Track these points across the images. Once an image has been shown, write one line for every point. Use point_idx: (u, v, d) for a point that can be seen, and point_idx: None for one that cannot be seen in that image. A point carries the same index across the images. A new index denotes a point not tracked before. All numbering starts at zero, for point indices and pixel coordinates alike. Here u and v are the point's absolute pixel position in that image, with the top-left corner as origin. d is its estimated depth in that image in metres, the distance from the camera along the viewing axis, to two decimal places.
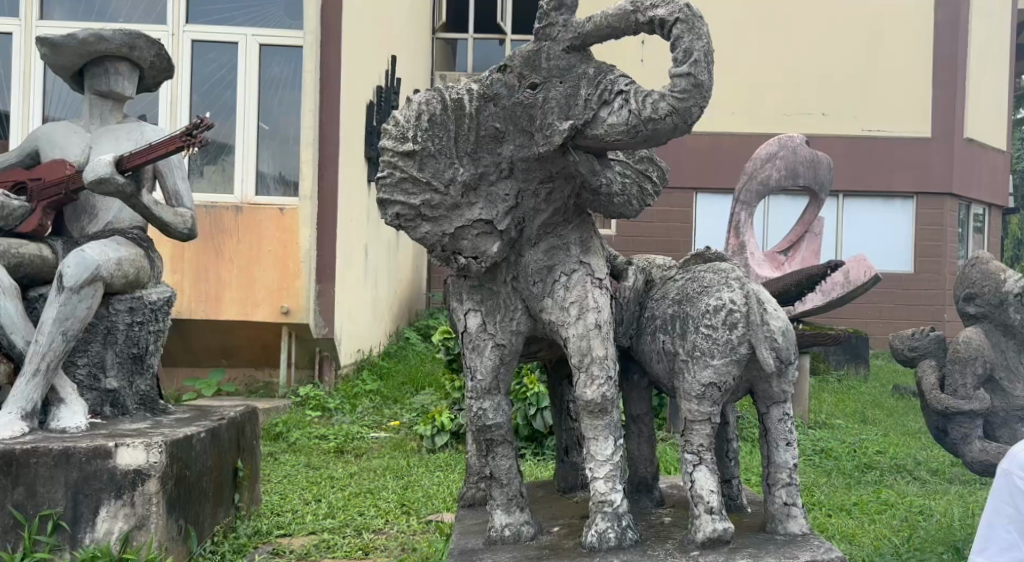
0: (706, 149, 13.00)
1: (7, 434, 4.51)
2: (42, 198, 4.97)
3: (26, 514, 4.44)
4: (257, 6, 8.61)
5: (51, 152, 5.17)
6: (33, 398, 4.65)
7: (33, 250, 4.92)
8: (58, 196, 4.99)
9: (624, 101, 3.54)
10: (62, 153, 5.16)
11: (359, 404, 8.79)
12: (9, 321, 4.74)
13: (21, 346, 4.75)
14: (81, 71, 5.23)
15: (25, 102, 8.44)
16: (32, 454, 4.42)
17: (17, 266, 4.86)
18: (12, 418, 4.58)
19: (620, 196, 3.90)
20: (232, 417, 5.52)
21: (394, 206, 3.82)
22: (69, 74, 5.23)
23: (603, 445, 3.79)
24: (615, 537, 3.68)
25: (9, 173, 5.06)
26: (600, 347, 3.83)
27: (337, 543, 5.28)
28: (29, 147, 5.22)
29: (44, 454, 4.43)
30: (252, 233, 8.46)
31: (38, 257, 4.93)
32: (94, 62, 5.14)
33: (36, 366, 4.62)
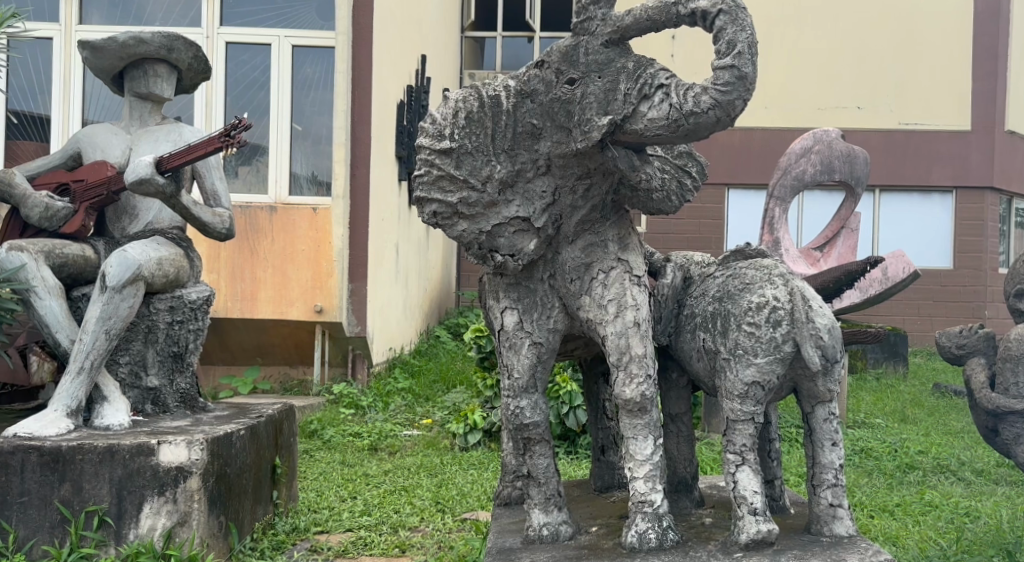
0: (738, 144, 12.88)
1: (53, 432, 4.55)
2: (85, 198, 5.01)
3: (71, 510, 4.47)
4: (290, 7, 8.64)
5: (92, 154, 5.20)
6: (79, 395, 4.69)
7: (75, 251, 4.94)
8: (100, 197, 5.02)
9: (664, 95, 3.49)
10: (102, 154, 5.18)
11: (391, 402, 8.80)
12: (54, 320, 4.78)
13: (66, 345, 4.78)
14: (120, 73, 5.27)
15: (65, 105, 8.53)
16: (77, 451, 4.45)
17: (61, 266, 4.89)
18: (58, 416, 4.62)
19: (659, 192, 3.90)
20: (271, 415, 5.53)
21: (432, 204, 3.82)
22: (107, 77, 5.26)
23: (642, 444, 3.76)
24: (656, 538, 3.63)
25: (52, 175, 5.10)
26: (639, 344, 3.79)
27: (373, 541, 5.27)
28: (70, 149, 5.25)
29: (90, 451, 4.46)
30: (288, 232, 8.49)
31: (81, 258, 4.96)
32: (133, 65, 5.17)
33: (80, 364, 4.65)
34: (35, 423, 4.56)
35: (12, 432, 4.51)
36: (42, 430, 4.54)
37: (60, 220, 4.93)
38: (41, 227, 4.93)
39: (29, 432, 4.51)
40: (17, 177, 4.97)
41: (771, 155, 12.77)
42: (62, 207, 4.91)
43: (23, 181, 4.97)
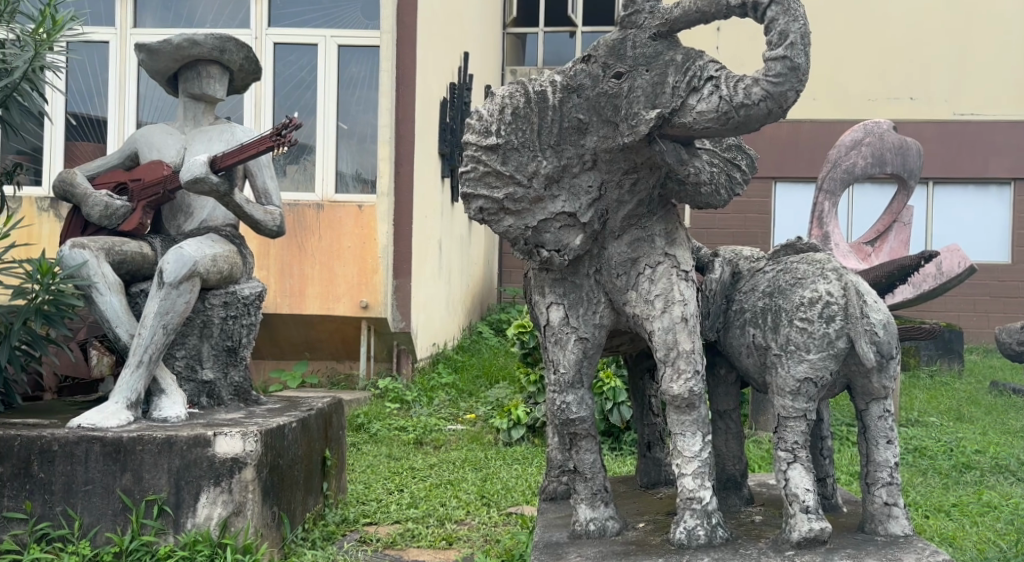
0: (786, 139, 12.75)
1: (114, 423, 4.61)
2: (142, 198, 5.06)
3: (132, 498, 4.51)
4: (335, 7, 8.67)
5: (148, 154, 5.25)
6: (137, 388, 4.74)
7: (133, 248, 5.00)
8: (157, 195, 5.06)
9: (714, 87, 3.46)
10: (158, 154, 5.23)
11: (435, 396, 8.81)
12: (113, 315, 4.84)
13: (125, 339, 4.83)
14: (174, 74, 5.32)
15: (120, 106, 8.65)
16: (137, 442, 4.49)
17: (120, 263, 4.95)
18: (118, 408, 4.68)
19: (707, 185, 3.77)
20: (321, 408, 5.56)
21: (478, 200, 3.80)
22: (162, 78, 5.31)
23: (691, 441, 3.72)
24: (705, 534, 3.59)
25: (110, 175, 5.17)
26: (687, 340, 3.75)
27: (422, 533, 5.27)
28: (128, 149, 5.31)
29: (149, 441, 4.50)
30: (334, 229, 8.53)
31: (139, 256, 5.02)
32: (186, 66, 5.22)
33: (139, 358, 4.71)
34: (97, 415, 4.63)
35: (75, 424, 4.58)
36: (103, 422, 4.60)
37: (119, 218, 4.99)
38: (101, 225, 5.00)
39: (91, 424, 4.58)
40: (77, 178, 5.05)
41: (819, 148, 12.61)
42: (121, 206, 4.98)
43: (83, 181, 5.05)
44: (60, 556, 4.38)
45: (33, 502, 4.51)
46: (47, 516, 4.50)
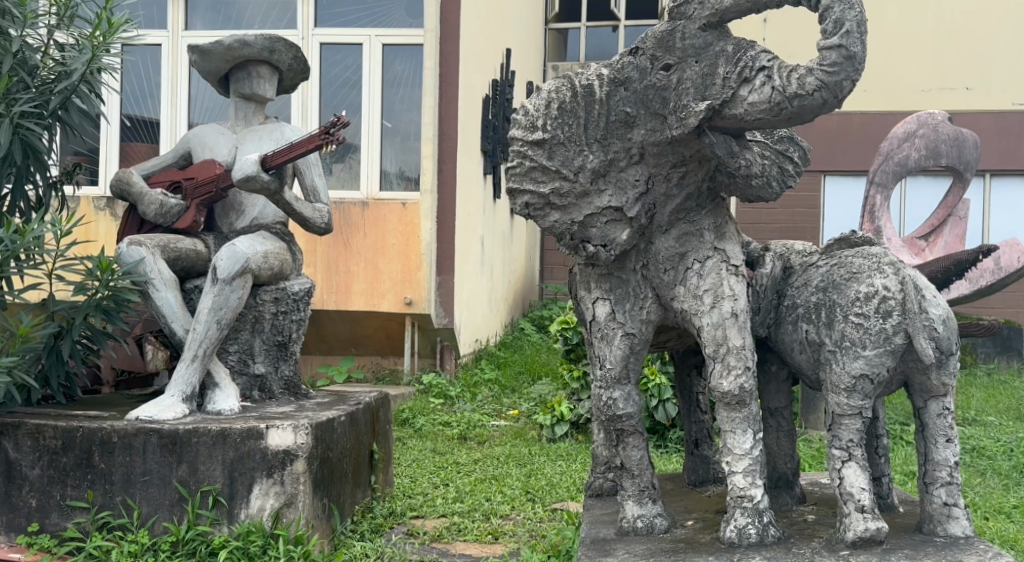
0: (836, 131, 11.90)
1: (170, 416, 4.65)
2: (194, 196, 5.09)
3: (188, 489, 4.53)
4: (380, 7, 8.67)
5: (201, 153, 5.28)
6: (193, 381, 4.79)
7: (188, 246, 5.05)
8: (209, 194, 5.10)
9: (766, 78, 3.41)
10: (210, 153, 5.25)
11: (478, 392, 8.79)
12: (169, 311, 4.89)
13: (180, 334, 4.88)
14: (225, 75, 5.34)
15: (173, 107, 8.76)
16: (193, 434, 4.53)
17: (175, 259, 5.00)
18: (174, 401, 4.71)
19: (758, 178, 3.71)
20: (368, 402, 5.56)
21: (524, 195, 3.78)
22: (213, 79, 5.34)
23: (742, 438, 3.66)
24: (757, 533, 3.54)
25: (165, 174, 5.19)
26: (737, 336, 3.69)
27: (467, 527, 5.25)
28: (181, 149, 5.33)
29: (204, 433, 4.53)
30: (380, 225, 8.55)
31: (193, 253, 5.06)
32: (237, 67, 5.24)
33: (194, 352, 4.76)
34: (154, 408, 4.67)
35: (134, 416, 4.64)
36: (160, 414, 4.64)
37: (174, 216, 5.03)
38: (157, 223, 5.04)
39: (148, 416, 4.62)
40: (133, 176, 5.07)
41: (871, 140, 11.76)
42: (175, 205, 5.01)
43: (140, 181, 5.07)
44: (119, 545, 4.43)
45: (94, 492, 4.56)
46: (107, 505, 4.55)
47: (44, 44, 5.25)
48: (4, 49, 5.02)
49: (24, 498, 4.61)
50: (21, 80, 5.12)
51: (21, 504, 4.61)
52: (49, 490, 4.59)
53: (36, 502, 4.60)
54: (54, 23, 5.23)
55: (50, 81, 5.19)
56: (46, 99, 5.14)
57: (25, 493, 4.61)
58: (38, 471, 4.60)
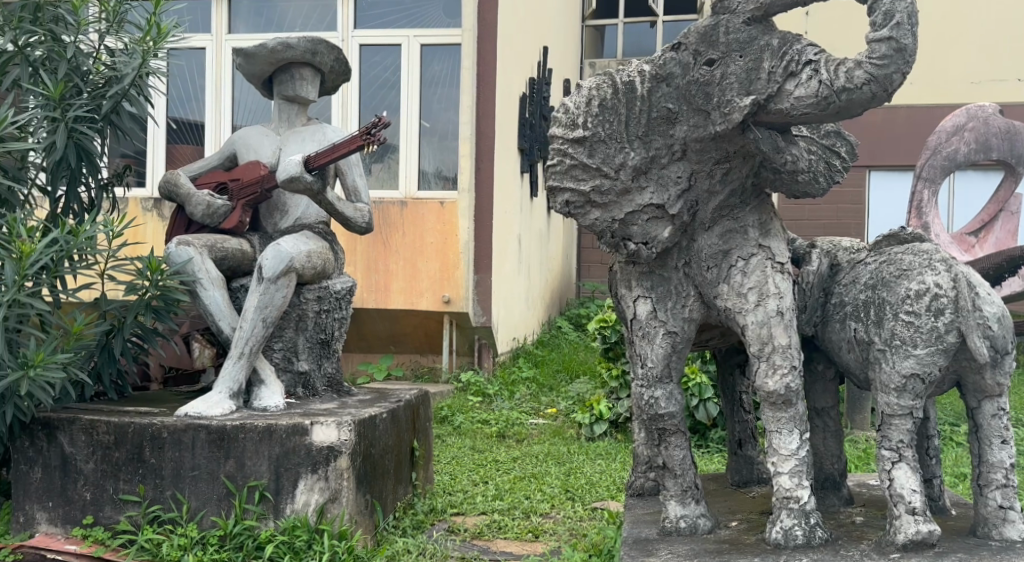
0: (880, 127, 11.13)
1: (218, 412, 4.67)
2: (240, 197, 5.10)
3: (235, 484, 4.55)
4: (419, 7, 8.67)
5: (245, 155, 5.30)
6: (239, 378, 4.81)
7: (234, 246, 5.08)
8: (254, 195, 5.10)
9: (813, 72, 3.37)
10: (255, 154, 5.28)
11: (516, 390, 8.77)
12: (216, 309, 4.91)
13: (227, 332, 4.90)
14: (269, 77, 5.36)
15: (216, 110, 8.84)
16: (240, 430, 4.54)
17: (222, 259, 5.03)
18: (221, 397, 4.74)
19: (805, 174, 3.66)
20: (409, 399, 5.54)
21: (565, 192, 3.73)
22: (256, 81, 5.37)
23: (788, 438, 3.60)
24: (803, 535, 3.48)
25: (211, 175, 5.23)
26: (783, 335, 3.64)
27: (508, 524, 5.24)
28: (226, 150, 5.36)
29: (251, 429, 4.54)
30: (420, 223, 8.55)
31: (239, 253, 5.09)
32: (280, 69, 5.26)
33: (240, 350, 4.78)
34: (202, 404, 4.70)
35: (183, 412, 4.66)
36: (208, 410, 4.67)
37: (220, 217, 5.06)
38: (204, 223, 5.08)
39: (197, 412, 4.64)
40: (181, 178, 5.11)
41: (918, 136, 11.00)
42: (221, 205, 5.05)
43: (187, 182, 5.11)
44: (169, 538, 4.48)
45: (146, 486, 4.59)
46: (158, 499, 4.58)
47: (95, 50, 5.33)
48: (58, 55, 5.16)
49: (79, 491, 4.66)
50: (74, 85, 5.21)
51: (76, 497, 4.66)
52: (103, 484, 4.63)
53: (90, 496, 4.64)
54: (104, 29, 5.32)
55: (101, 85, 5.27)
56: (98, 103, 5.22)
57: (79, 487, 4.66)
58: (92, 465, 4.64)
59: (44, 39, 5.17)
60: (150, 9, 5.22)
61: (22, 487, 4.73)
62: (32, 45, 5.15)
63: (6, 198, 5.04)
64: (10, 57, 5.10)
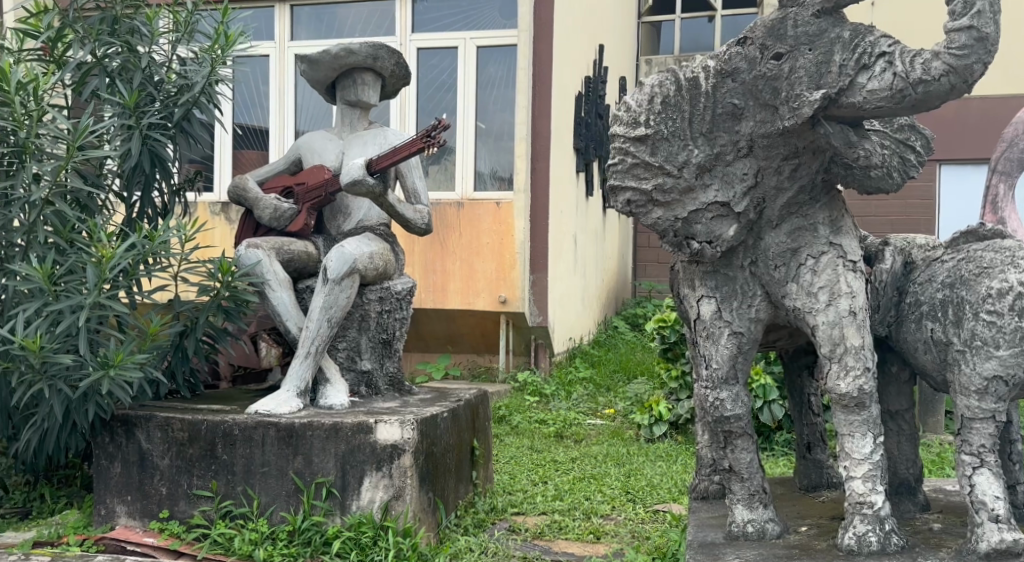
0: (953, 115, 9.77)
1: (287, 410, 4.68)
2: (306, 200, 5.12)
3: (303, 481, 4.56)
4: (474, 9, 8.64)
5: (310, 159, 5.31)
6: (306, 377, 4.82)
7: (300, 248, 5.09)
8: (320, 198, 5.11)
9: (887, 64, 3.27)
10: (319, 159, 5.29)
11: (574, 391, 8.69)
12: (283, 310, 4.93)
13: (294, 332, 4.91)
14: (332, 83, 5.37)
15: (279, 115, 8.92)
16: (308, 427, 4.55)
17: (289, 261, 5.05)
18: (290, 396, 4.75)
19: (878, 169, 3.56)
20: (469, 398, 5.51)
21: (627, 192, 3.67)
22: (319, 87, 5.38)
23: (861, 442, 3.51)
24: (878, 541, 3.39)
25: (278, 179, 5.26)
26: (855, 335, 3.54)
27: (569, 525, 5.18)
28: (291, 155, 5.38)
29: (318, 427, 4.55)
30: (479, 224, 8.53)
31: (305, 254, 5.10)
32: (343, 75, 5.26)
33: (307, 349, 4.80)
34: (272, 402, 4.72)
35: (253, 410, 4.69)
36: (278, 408, 4.68)
37: (286, 220, 5.09)
38: (271, 226, 5.12)
39: (267, 410, 4.66)
40: (248, 183, 5.14)
41: (996, 126, 9.59)
42: (289, 208, 5.07)
43: (255, 187, 5.13)
44: (241, 532, 4.49)
45: (218, 482, 4.63)
46: (230, 495, 4.62)
47: (168, 60, 5.39)
48: (134, 65, 5.26)
49: (155, 486, 4.70)
50: (148, 94, 5.29)
51: (152, 491, 4.70)
52: (177, 479, 4.67)
53: (166, 491, 4.68)
54: (176, 39, 5.36)
55: (174, 93, 5.30)
56: (170, 111, 5.27)
57: (156, 481, 4.70)
58: (168, 460, 4.68)
59: (122, 50, 5.28)
60: (219, 18, 5.25)
61: (103, 481, 4.79)
62: (110, 56, 5.26)
63: (85, 204, 5.13)
64: (89, 68, 5.22)
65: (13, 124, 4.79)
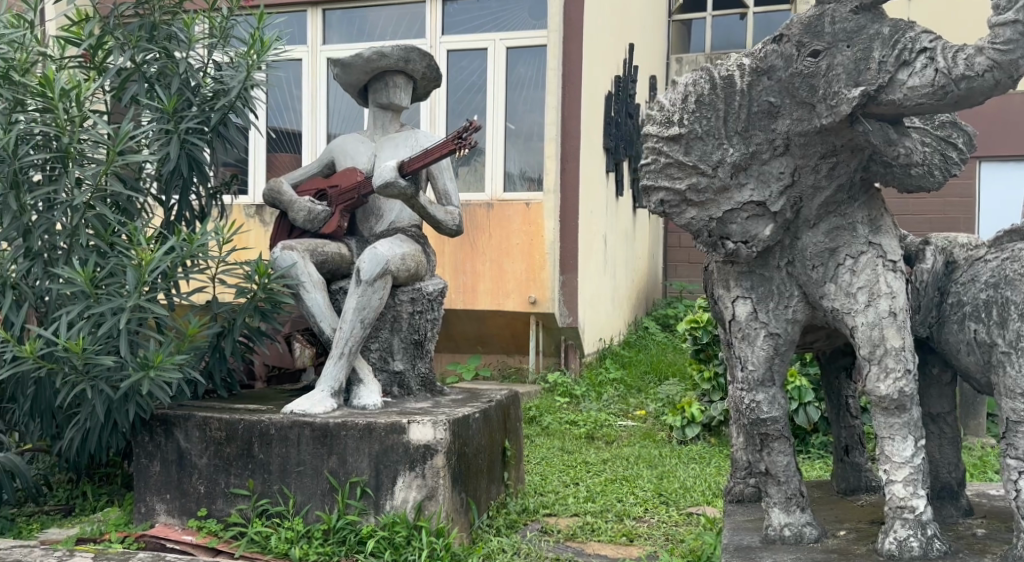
0: (993, 111, 9.61)
1: (321, 410, 4.68)
2: (340, 202, 5.12)
3: (338, 480, 4.56)
4: (503, 10, 8.62)
5: (343, 161, 5.31)
6: (340, 377, 4.82)
7: (334, 249, 5.09)
8: (354, 201, 5.12)
9: (928, 60, 3.21)
10: (352, 161, 5.28)
11: (605, 391, 8.63)
12: (317, 311, 4.93)
13: (328, 333, 4.91)
14: (364, 86, 5.36)
15: (312, 118, 8.94)
16: (342, 427, 4.55)
17: (323, 263, 5.04)
18: (324, 396, 4.75)
19: (919, 168, 3.50)
20: (500, 399, 5.49)
21: (659, 192, 3.64)
22: (351, 90, 5.37)
23: (901, 445, 3.45)
24: (920, 546, 3.34)
25: (312, 182, 5.27)
26: (895, 337, 3.48)
27: (601, 527, 5.14)
28: (325, 158, 5.39)
29: (352, 427, 4.54)
30: (510, 225, 8.50)
31: (338, 256, 5.09)
32: (374, 78, 5.25)
33: (341, 350, 4.79)
34: (307, 402, 4.71)
35: (289, 409, 4.69)
36: (313, 408, 4.68)
37: (320, 222, 5.08)
38: (306, 229, 5.10)
39: (302, 410, 4.66)
40: (283, 186, 5.15)
41: None
42: (322, 211, 5.07)
43: (289, 189, 5.14)
44: (277, 531, 4.50)
45: (255, 480, 4.64)
46: (266, 493, 4.63)
47: (204, 65, 5.42)
48: (172, 70, 5.28)
49: (194, 484, 4.72)
50: (185, 99, 5.31)
51: (191, 489, 4.72)
52: (215, 478, 4.68)
53: (204, 489, 4.70)
54: (212, 44, 5.39)
55: (210, 98, 5.34)
56: (207, 116, 5.28)
57: (194, 480, 4.72)
58: (206, 460, 4.70)
59: (160, 56, 5.31)
60: (255, 23, 5.27)
61: (142, 479, 4.81)
62: (147, 62, 5.29)
63: (125, 207, 5.12)
64: (129, 74, 5.23)
65: (56, 130, 4.84)
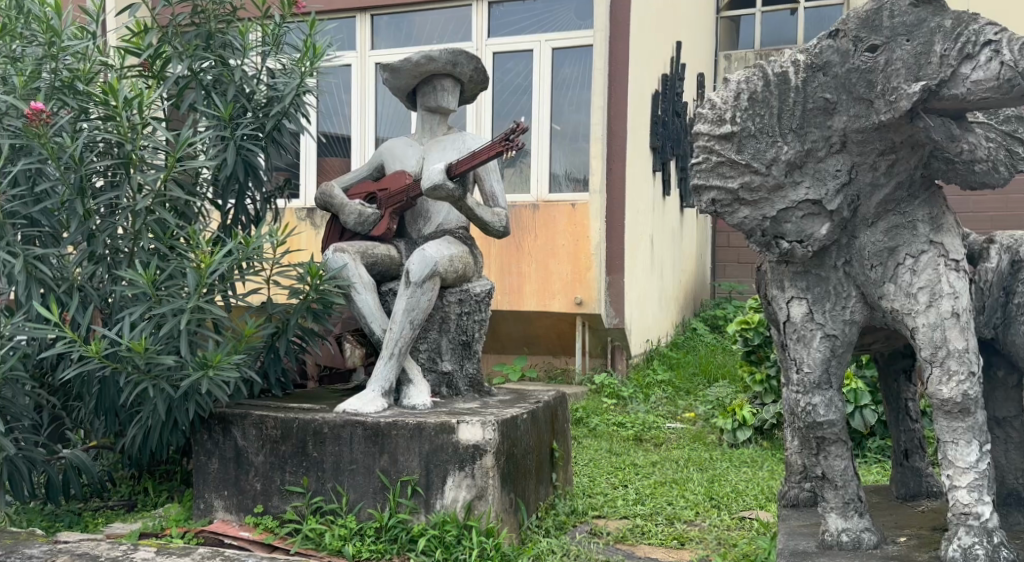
0: None
1: (372, 409, 4.67)
2: (389, 205, 5.10)
3: (389, 478, 4.54)
4: (549, 10, 8.58)
5: (391, 164, 5.29)
6: (391, 377, 4.81)
7: (383, 252, 5.08)
8: (402, 203, 5.09)
9: (993, 52, 3.11)
10: (400, 164, 5.26)
11: (652, 393, 8.56)
12: (367, 311, 4.92)
13: (378, 334, 4.90)
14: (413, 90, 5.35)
15: (362, 122, 8.98)
16: (393, 426, 4.53)
17: (373, 265, 5.04)
18: (375, 395, 4.74)
19: (983, 163, 3.41)
20: (548, 400, 5.45)
21: (710, 191, 3.54)
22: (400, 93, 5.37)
23: (965, 450, 3.35)
24: (985, 554, 3.24)
25: (362, 185, 5.26)
26: (958, 338, 3.39)
27: (652, 530, 5.07)
28: (374, 161, 5.38)
29: (402, 427, 4.53)
30: (556, 226, 8.46)
31: (388, 258, 5.10)
32: (423, 81, 5.24)
33: (390, 350, 4.78)
34: (357, 401, 4.71)
35: (340, 408, 4.69)
36: (363, 407, 4.68)
37: (370, 225, 5.07)
38: (356, 232, 5.10)
39: (353, 410, 4.66)
40: (334, 188, 5.16)
41: None
42: (372, 214, 5.06)
43: (340, 193, 5.15)
44: (331, 528, 4.50)
45: (309, 477, 4.64)
46: (320, 491, 4.63)
47: (258, 72, 5.44)
48: (228, 78, 5.31)
49: (250, 482, 4.74)
50: (241, 106, 5.34)
51: (247, 487, 4.74)
52: (271, 475, 4.70)
53: (260, 486, 4.72)
54: (265, 51, 5.40)
55: (264, 104, 5.37)
56: (262, 123, 5.32)
57: (250, 478, 4.74)
58: (262, 457, 4.72)
59: (215, 64, 5.34)
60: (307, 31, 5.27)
61: (201, 477, 4.85)
62: (203, 69, 5.33)
63: (183, 211, 5.18)
64: (187, 82, 5.28)
65: (119, 137, 4.85)
